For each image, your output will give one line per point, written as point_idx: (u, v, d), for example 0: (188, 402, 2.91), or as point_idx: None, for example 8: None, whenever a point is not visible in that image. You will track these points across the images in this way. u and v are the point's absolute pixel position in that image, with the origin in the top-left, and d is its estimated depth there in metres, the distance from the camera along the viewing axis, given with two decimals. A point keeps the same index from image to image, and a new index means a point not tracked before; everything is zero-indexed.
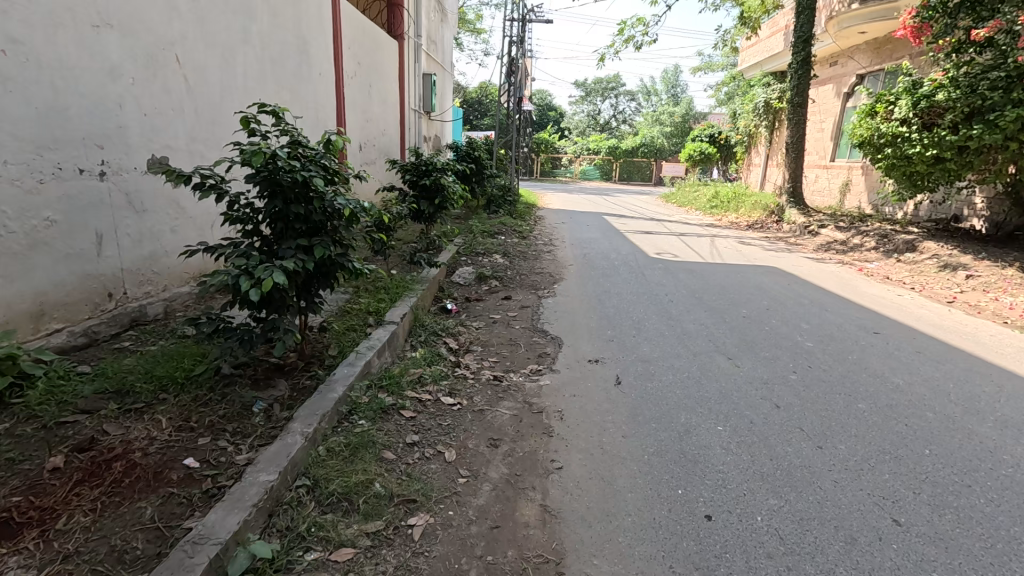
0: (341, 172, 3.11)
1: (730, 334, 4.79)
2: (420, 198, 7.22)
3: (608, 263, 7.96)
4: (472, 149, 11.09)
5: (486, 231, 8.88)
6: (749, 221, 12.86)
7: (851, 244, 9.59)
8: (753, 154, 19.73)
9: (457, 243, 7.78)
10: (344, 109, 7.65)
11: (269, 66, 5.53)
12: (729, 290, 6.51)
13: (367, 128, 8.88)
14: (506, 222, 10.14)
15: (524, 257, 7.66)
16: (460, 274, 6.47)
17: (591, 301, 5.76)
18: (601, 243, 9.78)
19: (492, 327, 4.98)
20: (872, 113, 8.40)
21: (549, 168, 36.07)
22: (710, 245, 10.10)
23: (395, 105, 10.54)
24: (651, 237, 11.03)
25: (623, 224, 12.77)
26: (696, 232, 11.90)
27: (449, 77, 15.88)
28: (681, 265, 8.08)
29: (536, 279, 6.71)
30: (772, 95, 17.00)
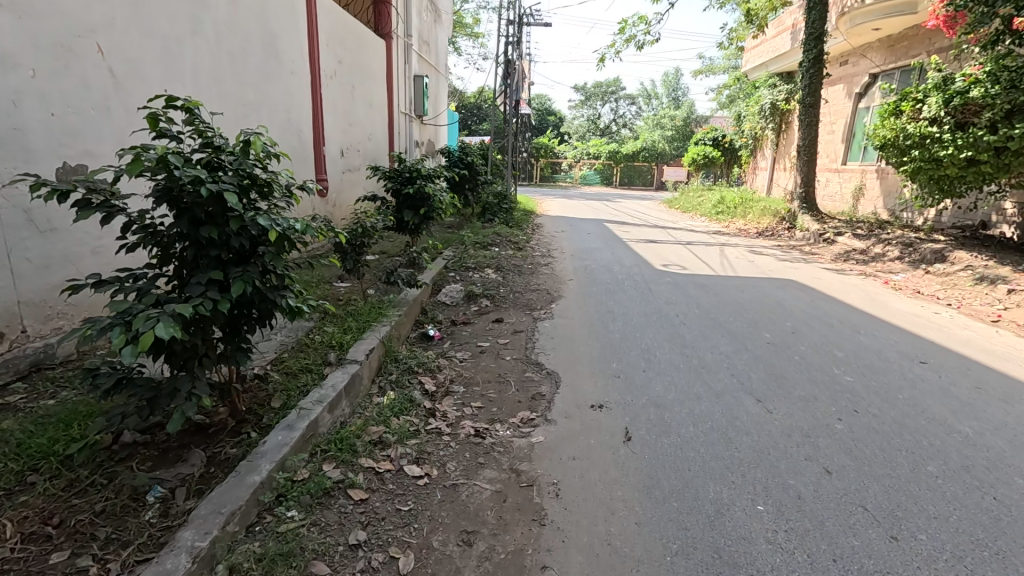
0: (276, 183, 2.43)
1: (755, 367, 4.11)
2: (404, 209, 6.57)
3: (610, 277, 7.28)
4: (465, 154, 10.45)
5: (478, 242, 8.22)
6: (758, 228, 12.19)
7: (872, 253, 8.91)
8: (758, 157, 19.18)
9: (446, 257, 7.12)
10: (322, 111, 7.00)
11: (227, 61, 4.89)
12: (746, 309, 5.83)
13: (351, 132, 8.24)
14: (501, 232, 9.49)
15: (518, 271, 7.01)
16: (447, 293, 5.81)
17: (593, 325, 5.08)
18: (602, 254, 9.10)
19: (478, 359, 4.31)
20: (896, 112, 7.74)
21: (548, 173, 35.47)
22: (719, 255, 9.43)
23: (383, 107, 9.91)
24: (656, 247, 10.35)
25: (626, 232, 12.10)
26: (704, 241, 11.22)
27: (442, 80, 15.28)
28: (690, 278, 7.40)
29: (531, 297, 6.06)
30: (779, 96, 16.66)
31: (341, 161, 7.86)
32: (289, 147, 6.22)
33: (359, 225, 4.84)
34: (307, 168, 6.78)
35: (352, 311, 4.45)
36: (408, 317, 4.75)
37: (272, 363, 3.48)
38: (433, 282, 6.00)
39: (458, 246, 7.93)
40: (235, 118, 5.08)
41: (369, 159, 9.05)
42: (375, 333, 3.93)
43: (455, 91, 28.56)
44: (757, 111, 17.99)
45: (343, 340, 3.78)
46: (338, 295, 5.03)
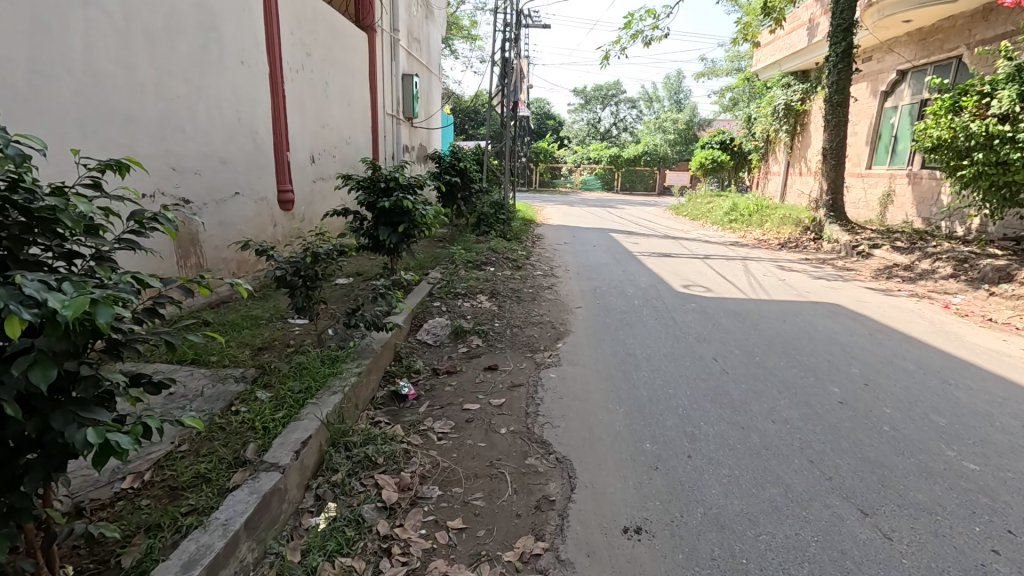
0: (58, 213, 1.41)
1: (838, 445, 3.03)
2: (381, 225, 5.49)
3: (625, 302, 6.21)
4: (456, 160, 9.41)
5: (469, 259, 7.14)
6: (780, 239, 11.15)
7: (918, 269, 7.88)
8: (770, 161, 18.21)
9: (431, 282, 6.06)
10: (282, 109, 5.93)
11: (141, 43, 3.84)
12: (795, 347, 4.76)
13: (325, 136, 7.20)
14: (498, 246, 8.42)
15: (517, 297, 5.92)
16: (429, 331, 4.75)
17: (613, 375, 4.01)
18: (612, 271, 8.03)
19: (463, 434, 3.24)
20: (954, 108, 6.74)
21: (548, 179, 34.37)
22: (744, 272, 8.38)
23: (366, 109, 8.88)
24: (671, 261, 9.29)
25: (635, 244, 11.00)
26: (722, 253, 10.17)
27: (435, 80, 14.25)
28: (717, 303, 6.32)
29: (531, 333, 4.97)
30: (793, 97, 15.93)
31: (311, 168, 6.82)
32: (241, 153, 5.17)
33: (312, 251, 3.74)
34: (267, 178, 5.73)
35: (299, 369, 3.38)
36: (374, 372, 3.67)
37: (161, 465, 2.41)
38: (411, 316, 4.95)
39: (446, 266, 6.86)
40: (157, 116, 4.04)
41: (347, 166, 8.02)
42: (319, 408, 2.84)
43: (450, 93, 27.40)
44: (771, 112, 17.05)
45: (270, 422, 2.70)
46: (289, 341, 3.99)
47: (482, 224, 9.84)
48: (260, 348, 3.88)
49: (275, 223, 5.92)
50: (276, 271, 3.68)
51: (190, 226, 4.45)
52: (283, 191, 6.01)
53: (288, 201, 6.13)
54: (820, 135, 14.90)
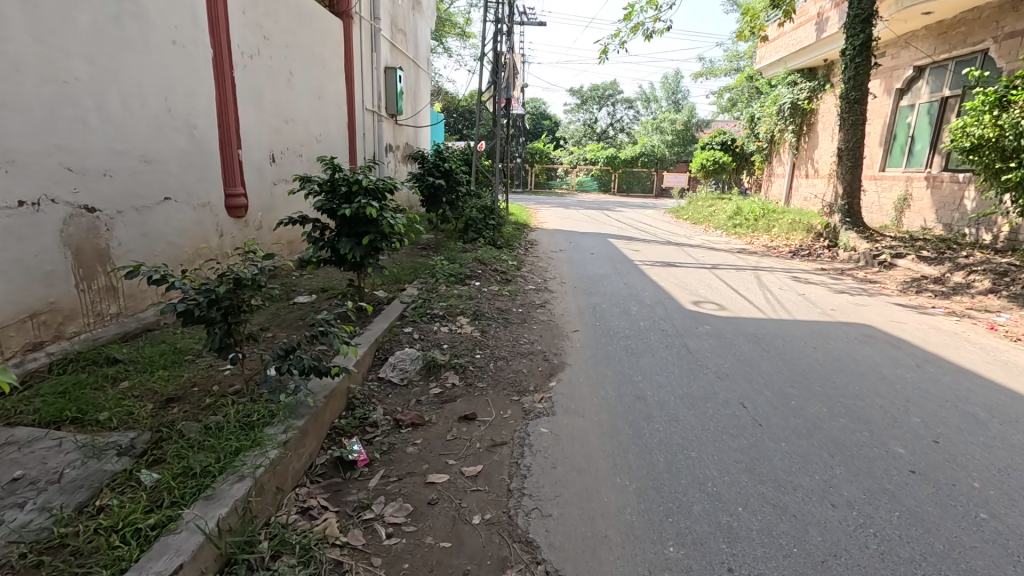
0: None
1: (931, 550, 2.23)
2: (344, 237, 4.65)
3: (629, 324, 5.42)
4: (441, 160, 8.59)
5: (450, 272, 6.31)
6: (791, 246, 10.40)
7: (951, 283, 7.13)
8: (774, 163, 17.52)
9: (405, 301, 5.24)
10: (229, 100, 5.08)
11: (17, 8, 3.00)
12: (835, 386, 3.96)
13: (288, 132, 6.36)
14: (487, 255, 7.61)
15: (503, 319, 5.11)
16: (394, 368, 3.94)
17: (619, 430, 3.19)
18: (613, 284, 7.23)
19: (423, 527, 2.42)
20: (1001, 104, 6.02)
21: (544, 180, 33.56)
22: (758, 284, 7.60)
23: (340, 104, 8.04)
24: (676, 272, 8.50)
25: (636, 252, 10.19)
26: (730, 262, 9.40)
27: (422, 76, 13.43)
28: (734, 323, 5.52)
29: (519, 367, 4.15)
30: (801, 95, 15.36)
31: (270, 168, 5.99)
32: (173, 149, 4.34)
33: (233, 274, 2.86)
34: (211, 179, 4.89)
35: (208, 436, 2.57)
36: (312, 433, 2.84)
37: None
38: (375, 348, 4.12)
39: (423, 282, 6.05)
40: (45, 103, 3.20)
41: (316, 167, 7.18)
42: (210, 510, 2.01)
43: (442, 92, 26.51)
44: (776, 111, 16.41)
45: (133, 537, 1.88)
46: (212, 388, 3.17)
47: (469, 229, 9.02)
48: (171, 399, 3.05)
49: (221, 233, 5.08)
50: (186, 303, 2.79)
51: (95, 241, 3.60)
52: (232, 195, 5.17)
53: (238, 206, 5.29)
54: (829, 135, 14.22)
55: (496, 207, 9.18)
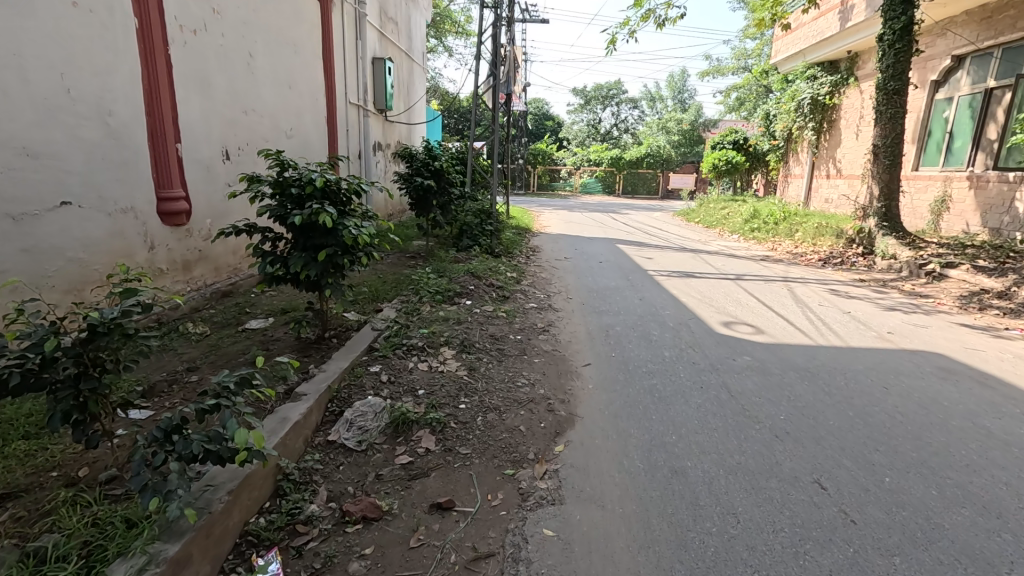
0: None
1: None
2: (297, 252, 3.74)
3: (651, 354, 4.46)
4: (432, 158, 7.66)
5: (437, 289, 5.37)
6: (819, 253, 9.45)
7: (1019, 298, 6.16)
8: (791, 162, 16.56)
9: (378, 327, 4.31)
10: (162, 83, 4.17)
11: None
12: (932, 448, 3.01)
13: (248, 125, 5.45)
14: (482, 266, 6.68)
15: (497, 350, 4.15)
16: (351, 425, 3.01)
17: (657, 538, 2.24)
18: (627, 300, 6.28)
19: None
20: None
21: (547, 182, 32.54)
22: (792, 299, 6.64)
23: (316, 96, 7.14)
24: (696, 283, 7.55)
25: (649, 260, 9.25)
26: (754, 271, 8.44)
27: (417, 70, 12.57)
28: (779, 353, 4.56)
29: (515, 422, 3.19)
30: (821, 90, 14.40)
31: (224, 167, 5.07)
32: (74, 141, 3.42)
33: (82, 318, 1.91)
34: (136, 180, 3.97)
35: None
36: (204, 556, 1.91)
37: None
38: (326, 399, 3.18)
39: (402, 302, 5.12)
40: None
41: None
42: None
43: (439, 90, 25.58)
44: (794, 107, 15.45)
45: None
46: (75, 475, 2.23)
47: (465, 235, 8.10)
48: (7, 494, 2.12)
49: (152, 245, 4.16)
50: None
51: None
52: (168, 198, 4.25)
53: (177, 212, 4.36)
54: (854, 132, 13.32)
55: (495, 210, 8.27)
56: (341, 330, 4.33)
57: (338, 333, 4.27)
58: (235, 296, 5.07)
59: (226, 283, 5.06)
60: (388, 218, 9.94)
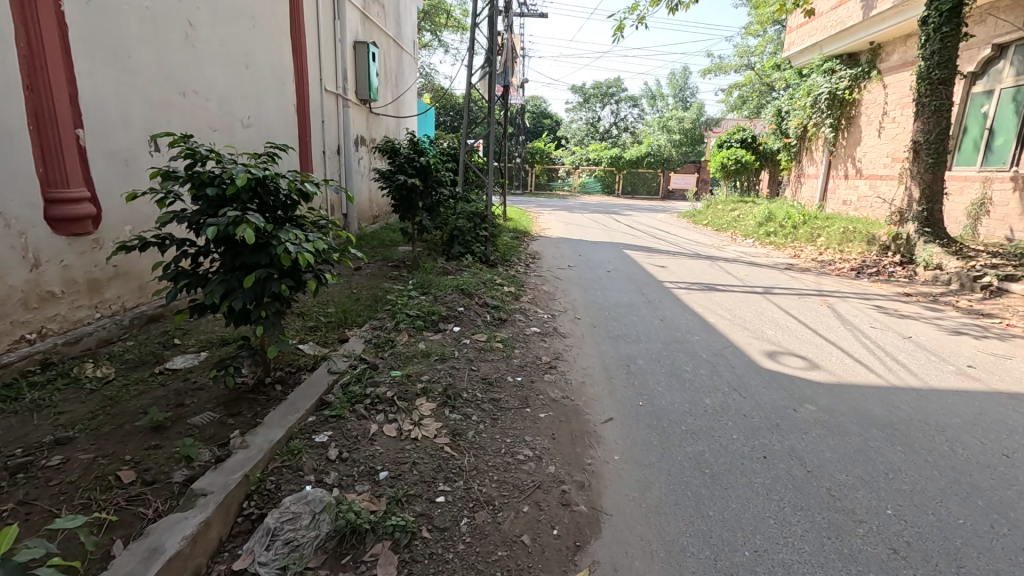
0: None
1: None
2: (220, 274, 2.75)
3: (687, 401, 3.48)
4: (419, 152, 6.65)
5: (416, 312, 4.36)
6: (851, 262, 8.52)
7: None
8: (805, 162, 15.66)
9: (338, 370, 3.32)
10: (52, 49, 3.20)
11: None
12: None
13: (188, 109, 4.47)
14: (474, 280, 5.70)
15: (490, 403, 3.15)
16: (273, 538, 2.01)
17: None
18: (645, 322, 5.31)
19: None
20: None
21: (545, 182, 31.57)
22: (837, 319, 5.68)
23: (282, 79, 6.16)
24: (720, 298, 6.60)
25: (662, 269, 8.29)
26: (783, 282, 7.50)
27: (406, 58, 11.59)
28: (848, 399, 3.59)
29: (515, 527, 2.20)
30: (840, 85, 13.50)
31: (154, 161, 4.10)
32: None
33: None
34: (10, 176, 3.01)
35: None
36: None
37: None
38: (239, 497, 2.17)
39: (371, 331, 4.11)
40: None
41: None
42: None
43: (435, 87, 24.60)
44: (810, 103, 14.51)
45: None
46: None
47: (457, 241, 7.12)
48: None
49: (39, 261, 3.19)
50: None
51: None
52: (63, 201, 3.28)
53: (79, 218, 3.39)
54: (876, 130, 12.43)
55: (491, 212, 7.30)
56: (286, 376, 3.33)
57: (282, 378, 3.28)
58: (165, 322, 4.07)
59: (154, 305, 4.06)
60: (369, 223, 9.43)
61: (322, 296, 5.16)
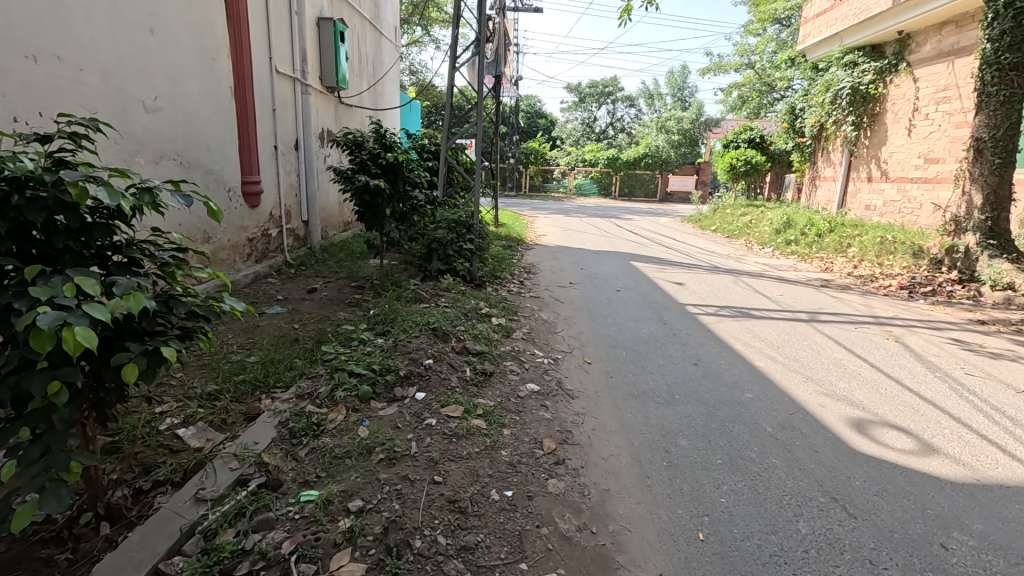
0: None
1: None
2: None
3: (773, 530, 2.22)
4: (389, 147, 5.34)
5: (363, 369, 3.08)
6: (899, 279, 7.34)
7: None
8: (820, 163, 14.51)
9: (211, 495, 2.02)
10: None
11: None
12: None
13: (43, 82, 3.20)
14: (453, 311, 4.43)
15: (460, 559, 1.87)
16: None
17: None
18: (675, 370, 4.05)
19: None
20: None
21: (539, 183, 30.33)
22: (918, 360, 4.46)
23: (211, 50, 4.87)
24: (759, 326, 5.37)
25: (679, 286, 7.05)
26: (826, 305, 6.28)
27: (385, 44, 10.31)
28: (1011, 518, 2.35)
29: None
30: (862, 78, 12.36)
31: None
32: None
33: None
34: None
35: None
36: None
37: None
38: None
39: (294, 404, 2.82)
40: None
41: (140, 153, 4.03)
42: None
43: (424, 84, 23.34)
44: (829, 99, 13.33)
45: None
46: None
47: (436, 255, 5.85)
48: None
49: None
50: None
51: None
52: None
53: None
54: (906, 127, 11.29)
55: (477, 220, 6.05)
56: (127, 504, 2.05)
57: (117, 511, 1.99)
58: None
59: None
60: (337, 231, 8.14)
61: (246, 339, 3.86)
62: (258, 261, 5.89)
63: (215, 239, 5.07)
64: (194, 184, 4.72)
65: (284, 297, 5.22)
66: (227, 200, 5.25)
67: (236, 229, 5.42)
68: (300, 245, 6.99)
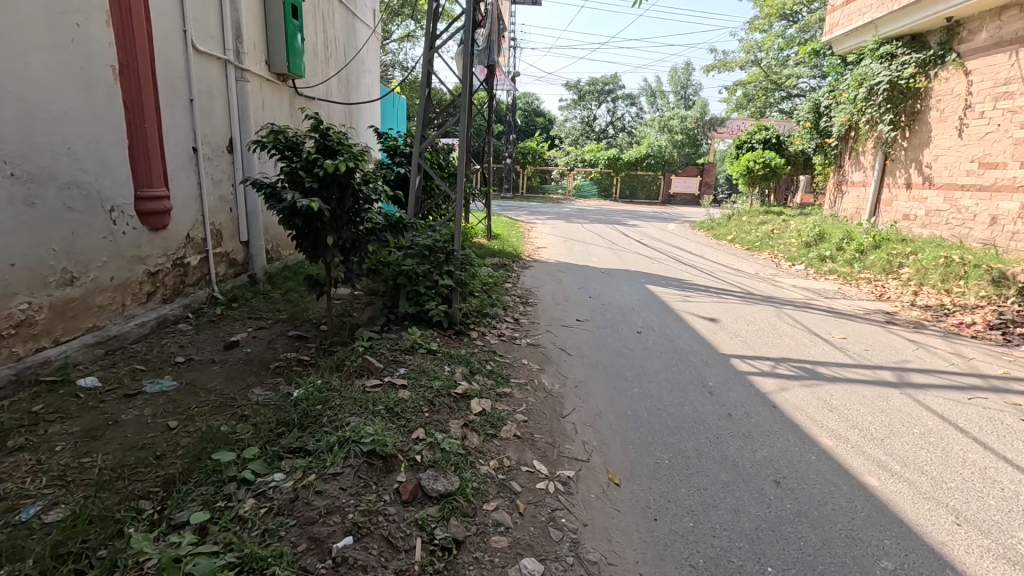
0: None
1: None
2: None
3: None
4: (332, 156, 3.83)
5: (215, 574, 1.65)
6: (984, 315, 5.96)
7: None
8: (848, 166, 13.12)
9: None
10: None
11: None
12: None
13: None
14: (414, 396, 3.00)
15: None
16: None
17: None
18: (749, 497, 2.64)
19: None
20: None
21: (537, 184, 29.03)
22: None
23: (74, 12, 3.44)
24: (837, 393, 3.97)
25: (715, 325, 5.64)
26: (908, 354, 4.90)
27: (358, 26, 8.82)
28: None
29: None
30: (902, 72, 10.97)
31: None
32: None
33: None
34: None
35: None
36: None
37: None
38: None
39: None
40: None
41: None
42: None
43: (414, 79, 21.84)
44: (862, 95, 11.90)
45: None
46: None
47: (403, 293, 4.44)
48: None
49: None
50: None
51: None
52: None
53: None
54: (955, 127, 9.91)
55: (458, 246, 4.62)
56: None
57: None
58: None
59: None
60: (291, 251, 6.67)
61: (75, 460, 2.44)
62: (167, 301, 4.46)
63: (88, 279, 3.63)
64: (43, 203, 3.27)
65: (189, 357, 3.80)
66: (110, 223, 3.79)
67: (127, 261, 3.98)
68: (237, 273, 5.54)
